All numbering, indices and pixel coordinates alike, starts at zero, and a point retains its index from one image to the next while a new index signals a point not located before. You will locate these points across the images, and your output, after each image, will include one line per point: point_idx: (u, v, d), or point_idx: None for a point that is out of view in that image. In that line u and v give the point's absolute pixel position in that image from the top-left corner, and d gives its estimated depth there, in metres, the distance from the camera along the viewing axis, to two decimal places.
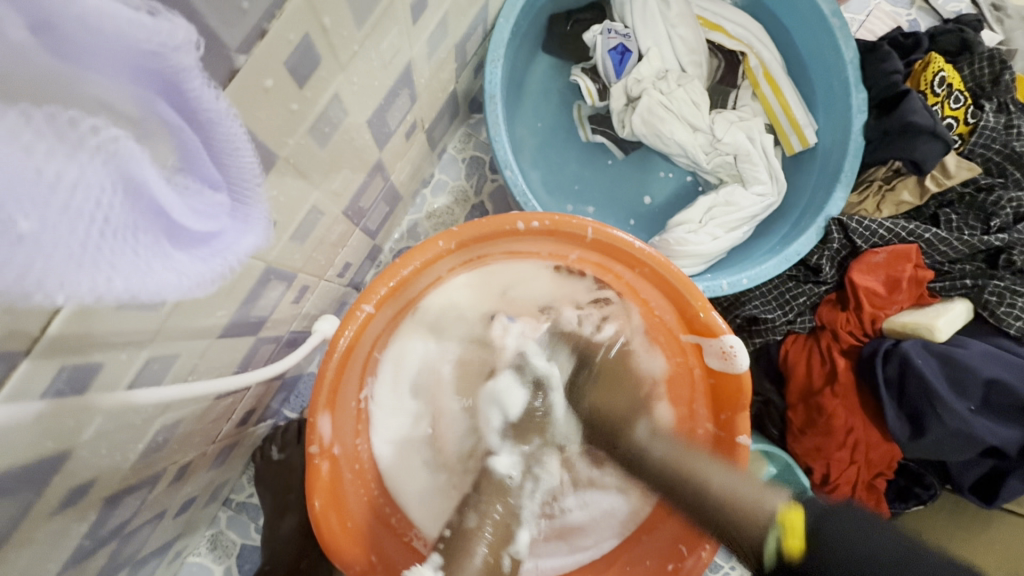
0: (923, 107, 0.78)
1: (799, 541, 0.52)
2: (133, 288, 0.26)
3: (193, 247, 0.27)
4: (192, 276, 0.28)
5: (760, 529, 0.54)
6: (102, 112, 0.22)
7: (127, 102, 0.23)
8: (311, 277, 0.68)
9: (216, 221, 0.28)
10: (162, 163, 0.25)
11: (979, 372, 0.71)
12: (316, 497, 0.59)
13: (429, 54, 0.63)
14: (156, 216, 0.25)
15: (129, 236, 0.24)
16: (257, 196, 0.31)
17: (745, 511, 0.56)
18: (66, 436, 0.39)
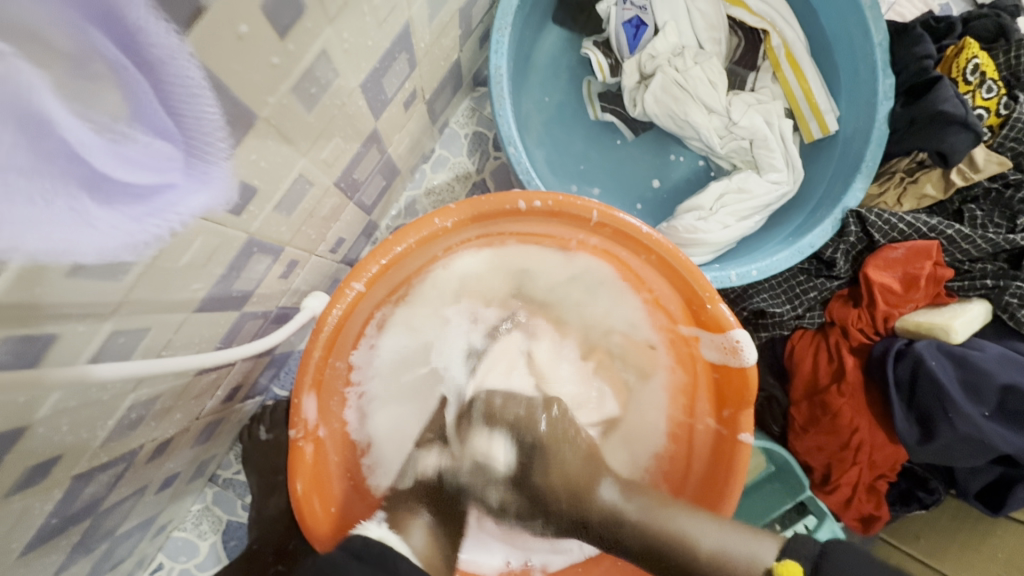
0: (956, 96, 0.73)
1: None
2: (43, 241, 0.24)
3: (122, 202, 0.26)
4: (115, 234, 0.26)
5: None
6: (33, 43, 0.20)
7: (62, 36, 0.21)
8: (301, 252, 0.65)
9: (166, 175, 0.27)
10: (112, 112, 0.24)
11: (993, 377, 0.68)
12: (298, 480, 0.56)
13: (430, 16, 0.58)
14: (69, 162, 0.23)
15: (31, 185, 0.22)
16: (215, 154, 0.29)
17: None
18: (19, 411, 0.36)
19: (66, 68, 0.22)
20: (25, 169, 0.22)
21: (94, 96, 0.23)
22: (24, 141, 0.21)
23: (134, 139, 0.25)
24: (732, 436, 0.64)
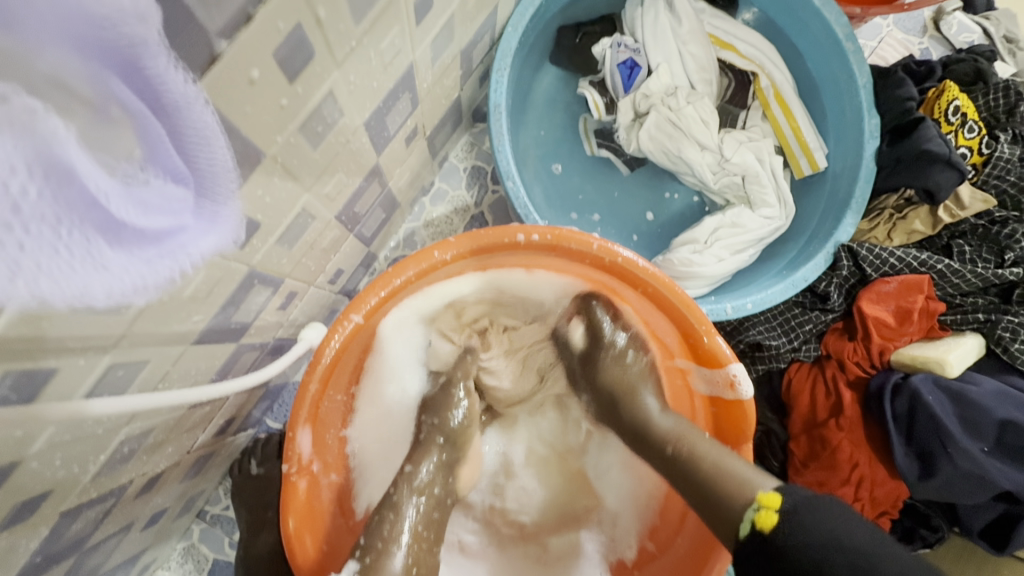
0: (938, 136, 0.76)
1: (774, 518, 0.48)
2: (57, 289, 0.24)
3: (137, 246, 0.26)
4: (130, 277, 0.26)
5: (739, 504, 0.50)
6: (54, 89, 0.21)
7: (82, 81, 0.22)
8: (300, 283, 0.65)
9: (175, 217, 0.27)
10: (126, 155, 0.24)
11: (990, 412, 0.68)
12: (291, 517, 0.55)
13: (432, 58, 0.60)
14: (90, 206, 0.23)
15: (54, 228, 0.22)
16: (227, 196, 0.30)
17: (730, 486, 0.52)
18: (13, 446, 0.35)
19: (88, 116, 0.23)
20: (46, 217, 0.22)
21: (109, 141, 0.24)
22: (50, 186, 0.22)
23: (148, 182, 0.25)
24: None
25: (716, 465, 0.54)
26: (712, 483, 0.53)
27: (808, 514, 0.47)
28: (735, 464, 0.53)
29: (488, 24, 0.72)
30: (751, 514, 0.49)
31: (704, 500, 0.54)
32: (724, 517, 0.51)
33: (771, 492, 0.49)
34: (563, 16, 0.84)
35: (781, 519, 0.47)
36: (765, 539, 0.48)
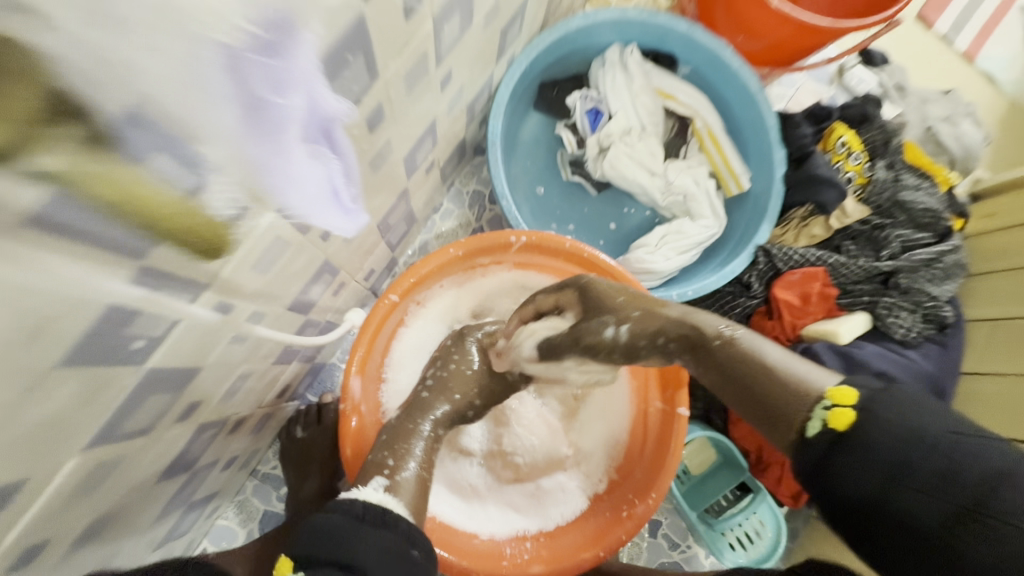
0: (825, 163, 1.02)
1: (850, 415, 0.45)
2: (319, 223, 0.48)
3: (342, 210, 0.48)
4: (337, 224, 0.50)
5: (806, 404, 0.48)
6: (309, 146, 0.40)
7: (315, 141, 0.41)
8: (348, 275, 0.87)
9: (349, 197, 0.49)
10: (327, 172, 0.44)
11: (869, 366, 0.91)
12: (348, 443, 0.77)
13: (449, 110, 0.84)
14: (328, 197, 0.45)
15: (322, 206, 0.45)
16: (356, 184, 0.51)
17: (792, 390, 0.49)
18: (203, 355, 0.55)
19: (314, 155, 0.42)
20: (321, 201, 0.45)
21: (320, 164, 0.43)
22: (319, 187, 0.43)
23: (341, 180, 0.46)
24: (673, 412, 0.85)
25: (756, 353, 0.54)
26: (771, 393, 0.51)
27: (881, 408, 0.44)
28: (795, 372, 0.51)
29: (487, 83, 0.96)
30: (822, 413, 0.46)
31: (750, 398, 0.52)
32: (786, 417, 0.49)
33: (841, 389, 0.47)
34: (543, 75, 1.09)
35: (860, 416, 0.44)
36: (841, 436, 0.44)
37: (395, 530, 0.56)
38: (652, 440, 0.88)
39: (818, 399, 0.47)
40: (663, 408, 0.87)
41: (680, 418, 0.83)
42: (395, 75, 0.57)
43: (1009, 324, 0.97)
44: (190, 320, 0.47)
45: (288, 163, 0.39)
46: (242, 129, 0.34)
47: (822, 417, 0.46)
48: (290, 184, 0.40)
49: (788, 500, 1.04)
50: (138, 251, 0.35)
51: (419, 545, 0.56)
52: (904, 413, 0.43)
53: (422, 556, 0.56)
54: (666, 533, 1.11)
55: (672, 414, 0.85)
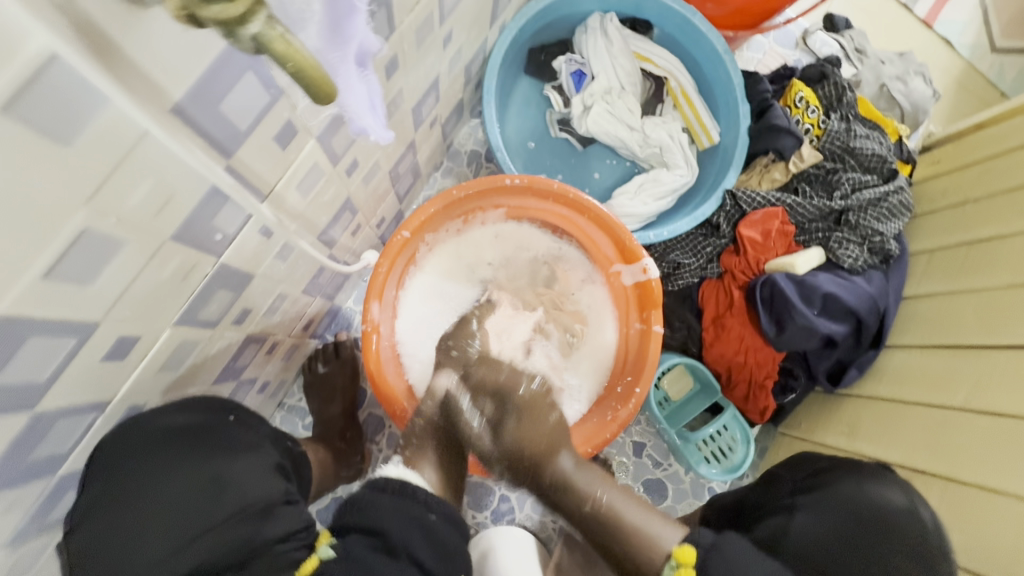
0: (783, 115, 1.14)
1: (691, 567, 0.72)
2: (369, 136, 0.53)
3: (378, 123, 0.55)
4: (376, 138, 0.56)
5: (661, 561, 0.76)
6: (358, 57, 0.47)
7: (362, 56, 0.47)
8: (364, 218, 1.00)
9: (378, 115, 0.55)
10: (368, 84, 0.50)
11: (820, 288, 1.05)
12: (371, 358, 0.91)
13: (449, 69, 0.95)
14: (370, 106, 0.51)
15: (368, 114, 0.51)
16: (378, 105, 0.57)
17: (649, 544, 0.78)
18: (257, 262, 0.67)
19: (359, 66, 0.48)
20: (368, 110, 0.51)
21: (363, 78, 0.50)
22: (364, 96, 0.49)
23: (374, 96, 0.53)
24: (649, 328, 0.99)
25: (621, 521, 0.81)
26: (630, 537, 0.80)
27: (713, 558, 0.71)
28: (654, 530, 0.79)
29: (482, 47, 1.07)
30: (673, 563, 0.74)
31: (624, 557, 0.80)
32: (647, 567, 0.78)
33: (686, 547, 0.74)
34: (532, 41, 1.21)
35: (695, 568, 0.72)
36: None
37: (414, 500, 0.66)
38: (632, 355, 1.02)
39: (669, 558, 0.75)
40: (641, 326, 1.00)
41: (655, 334, 0.97)
42: (408, 30, 0.69)
43: (943, 252, 1.10)
44: (257, 221, 0.60)
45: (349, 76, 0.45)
46: (320, 38, 0.41)
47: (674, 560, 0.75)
48: (347, 93, 0.46)
49: (755, 416, 1.17)
50: (230, 150, 0.48)
51: (436, 511, 0.66)
52: (751, 556, 0.70)
53: (438, 520, 0.65)
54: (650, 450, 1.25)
55: (648, 330, 0.99)
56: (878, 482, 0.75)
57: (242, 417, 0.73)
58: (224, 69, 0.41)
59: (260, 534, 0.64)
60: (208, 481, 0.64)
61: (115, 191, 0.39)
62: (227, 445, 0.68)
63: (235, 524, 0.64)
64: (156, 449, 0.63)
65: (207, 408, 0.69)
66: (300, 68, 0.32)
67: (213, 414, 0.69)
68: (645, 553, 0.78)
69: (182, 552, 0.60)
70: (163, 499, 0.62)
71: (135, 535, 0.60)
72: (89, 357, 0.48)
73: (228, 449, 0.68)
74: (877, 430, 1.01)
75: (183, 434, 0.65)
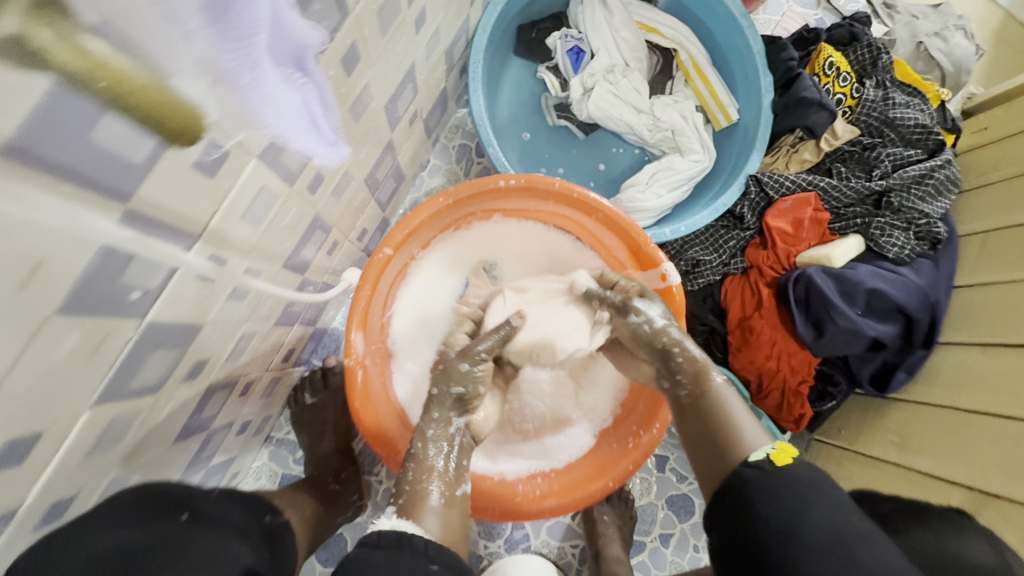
0: (813, 85, 0.99)
1: (787, 459, 0.59)
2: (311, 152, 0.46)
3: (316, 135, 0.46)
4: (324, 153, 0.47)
5: (753, 446, 0.61)
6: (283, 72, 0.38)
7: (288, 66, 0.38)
8: (340, 235, 0.88)
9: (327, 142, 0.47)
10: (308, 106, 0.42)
11: (863, 284, 0.92)
12: (356, 398, 0.79)
13: (426, 57, 0.82)
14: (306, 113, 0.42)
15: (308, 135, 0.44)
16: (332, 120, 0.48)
17: (738, 436, 0.63)
18: (203, 310, 0.56)
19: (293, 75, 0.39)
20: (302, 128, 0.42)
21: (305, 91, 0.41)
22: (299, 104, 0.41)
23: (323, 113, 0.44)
24: None
25: (725, 407, 0.67)
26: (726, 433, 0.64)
27: (803, 470, 0.57)
28: (747, 422, 0.64)
29: (463, 28, 0.93)
30: (767, 450, 0.60)
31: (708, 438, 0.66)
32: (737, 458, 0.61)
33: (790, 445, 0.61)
34: (522, 17, 1.07)
35: (792, 461, 0.58)
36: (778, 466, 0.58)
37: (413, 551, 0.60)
38: None
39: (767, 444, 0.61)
40: None
41: (678, 349, 0.85)
42: (366, 12, 0.56)
43: (1000, 233, 0.96)
44: (187, 270, 0.47)
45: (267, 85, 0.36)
46: (210, 40, 0.31)
47: (766, 452, 0.60)
48: (266, 105, 0.37)
49: (789, 425, 1.06)
50: (126, 191, 0.36)
51: (439, 561, 0.60)
52: (812, 484, 0.55)
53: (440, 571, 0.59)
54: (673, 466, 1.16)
55: None
56: (958, 533, 0.57)
57: (198, 518, 0.60)
58: (69, 105, 0.29)
59: None
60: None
61: None
62: (181, 549, 0.54)
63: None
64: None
65: (151, 512, 0.57)
66: None
67: (162, 520, 0.57)
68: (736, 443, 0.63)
69: None
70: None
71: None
72: None
73: (182, 560, 0.53)
74: (932, 441, 0.89)
75: (121, 557, 0.49)
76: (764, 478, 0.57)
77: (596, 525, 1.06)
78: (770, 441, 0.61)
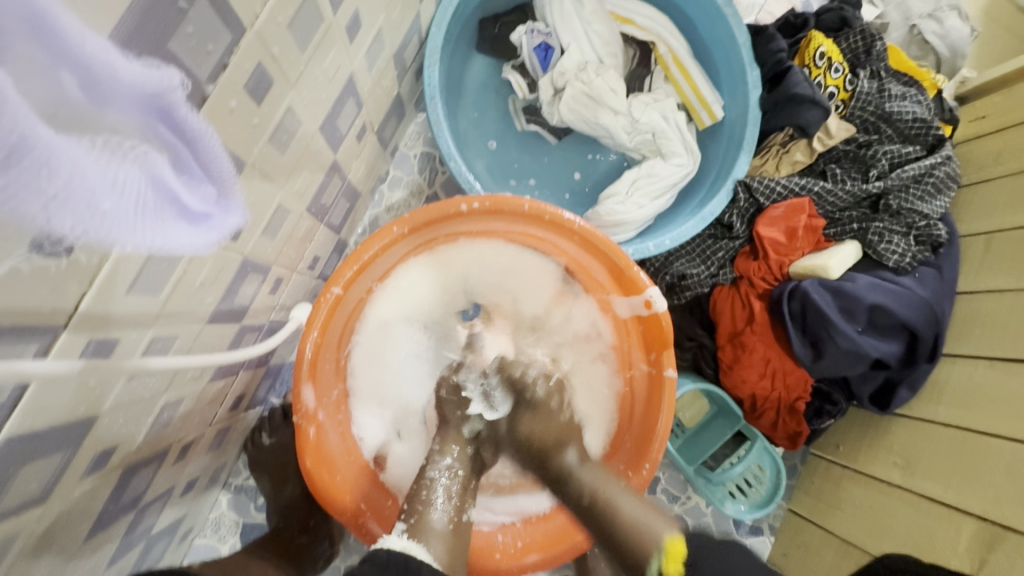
0: (805, 79, 0.90)
1: (677, 565, 0.62)
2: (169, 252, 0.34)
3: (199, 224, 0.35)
4: (201, 243, 0.36)
5: (647, 555, 0.64)
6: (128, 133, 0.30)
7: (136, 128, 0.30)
8: (284, 270, 0.78)
9: (210, 206, 0.36)
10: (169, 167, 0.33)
11: (862, 300, 0.85)
12: (307, 457, 0.70)
13: (368, 66, 0.71)
14: (173, 204, 0.32)
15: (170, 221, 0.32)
16: (236, 190, 0.39)
17: (636, 539, 0.65)
18: (94, 401, 0.46)
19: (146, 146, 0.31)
20: (156, 214, 0.31)
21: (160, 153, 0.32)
22: (154, 194, 0.31)
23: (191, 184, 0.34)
24: (660, 374, 0.79)
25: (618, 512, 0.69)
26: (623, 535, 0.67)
27: (700, 556, 0.61)
28: (638, 521, 0.67)
29: (414, 27, 0.82)
30: (658, 564, 0.63)
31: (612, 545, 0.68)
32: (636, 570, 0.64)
33: (676, 537, 0.64)
34: (482, 10, 0.95)
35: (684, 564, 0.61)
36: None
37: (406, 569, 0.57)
38: (640, 406, 0.82)
39: (656, 552, 0.63)
40: (648, 369, 0.81)
41: (668, 381, 0.77)
42: (272, 27, 0.45)
43: (1004, 235, 0.90)
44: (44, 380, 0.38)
45: (70, 174, 0.26)
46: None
47: (659, 561, 0.63)
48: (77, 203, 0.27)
49: (784, 443, 1.00)
50: None
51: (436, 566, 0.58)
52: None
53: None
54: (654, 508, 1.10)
55: (659, 376, 0.79)
56: None
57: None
58: None
59: None
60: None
61: None
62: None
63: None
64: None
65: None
66: None
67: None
68: (632, 554, 0.65)
69: None
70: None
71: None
72: None
73: None
74: (939, 467, 0.83)
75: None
76: None
77: (586, 561, 1.00)
78: (660, 540, 0.64)
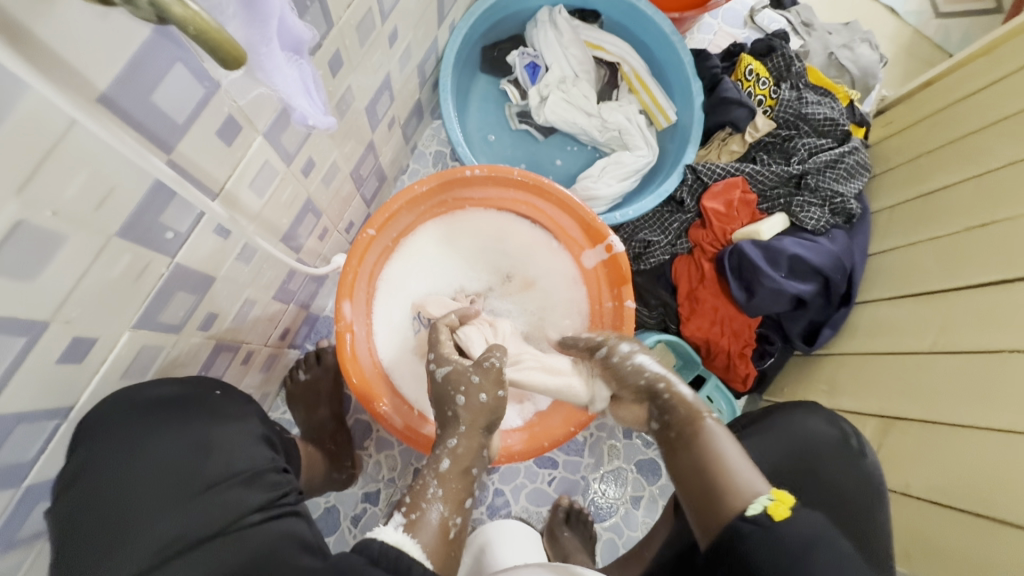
0: (733, 86, 1.19)
1: (783, 510, 0.58)
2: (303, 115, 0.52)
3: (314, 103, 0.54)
4: (316, 114, 0.54)
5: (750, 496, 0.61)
6: (291, 40, 0.48)
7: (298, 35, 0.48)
8: (330, 223, 1.00)
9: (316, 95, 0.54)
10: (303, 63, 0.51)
11: (785, 250, 1.07)
12: (345, 356, 0.90)
13: (401, 67, 0.97)
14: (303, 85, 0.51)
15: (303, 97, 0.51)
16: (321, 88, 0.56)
17: (727, 482, 0.63)
18: (217, 261, 0.67)
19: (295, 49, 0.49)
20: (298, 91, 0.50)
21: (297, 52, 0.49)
22: (296, 76, 0.50)
23: (309, 78, 0.52)
24: (622, 304, 0.99)
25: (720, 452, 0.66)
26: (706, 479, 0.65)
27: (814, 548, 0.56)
28: (741, 470, 0.64)
29: (433, 47, 1.08)
30: (765, 502, 0.59)
31: (697, 486, 0.65)
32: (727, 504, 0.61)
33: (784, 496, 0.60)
34: (484, 39, 1.24)
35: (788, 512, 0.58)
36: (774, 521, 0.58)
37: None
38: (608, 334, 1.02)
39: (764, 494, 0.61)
40: (613, 304, 1.02)
41: (628, 310, 0.98)
42: (348, 25, 0.70)
43: (901, 207, 1.12)
44: (208, 220, 0.60)
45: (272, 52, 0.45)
46: (242, 26, 0.42)
47: (763, 504, 0.59)
48: (282, 77, 0.47)
49: (737, 385, 1.17)
50: (170, 145, 0.49)
51: None
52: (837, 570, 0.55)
53: None
54: (597, 481, 1.27)
55: (621, 307, 0.99)
56: (806, 415, 0.86)
57: (228, 393, 0.74)
58: (160, 41, 0.42)
59: (244, 501, 0.65)
60: (195, 443, 0.66)
61: (50, 181, 0.40)
62: (218, 415, 0.70)
63: (221, 492, 0.65)
64: (136, 417, 0.62)
65: (196, 383, 0.71)
66: (203, 30, 0.30)
67: (199, 386, 0.71)
68: (726, 494, 0.62)
69: (182, 502, 0.62)
70: (149, 467, 0.64)
71: (125, 496, 0.62)
72: (38, 360, 0.48)
73: (209, 419, 0.69)
74: (856, 386, 1.01)
75: (168, 406, 0.66)
76: (761, 532, 0.57)
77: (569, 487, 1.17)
78: (768, 490, 0.61)
